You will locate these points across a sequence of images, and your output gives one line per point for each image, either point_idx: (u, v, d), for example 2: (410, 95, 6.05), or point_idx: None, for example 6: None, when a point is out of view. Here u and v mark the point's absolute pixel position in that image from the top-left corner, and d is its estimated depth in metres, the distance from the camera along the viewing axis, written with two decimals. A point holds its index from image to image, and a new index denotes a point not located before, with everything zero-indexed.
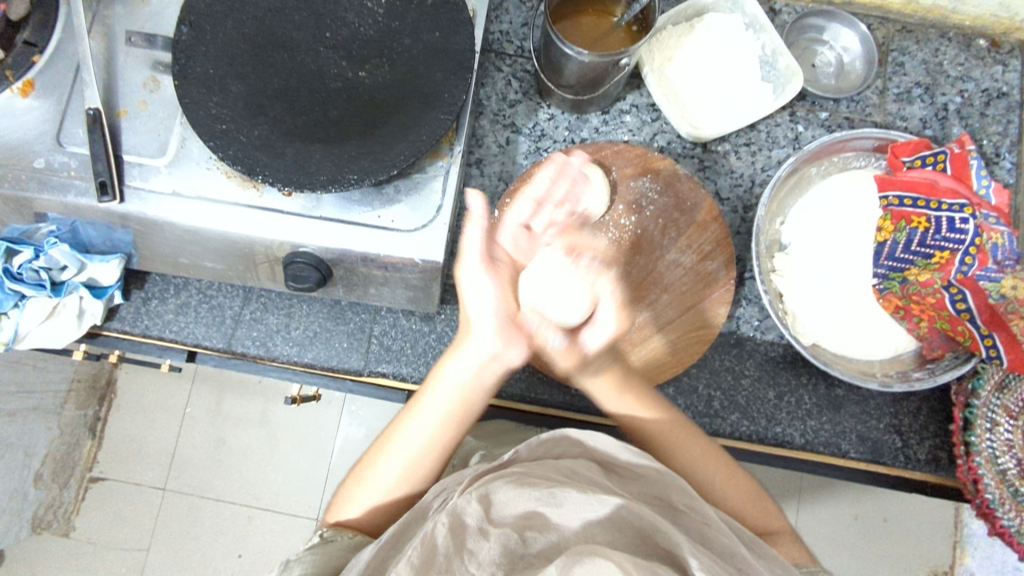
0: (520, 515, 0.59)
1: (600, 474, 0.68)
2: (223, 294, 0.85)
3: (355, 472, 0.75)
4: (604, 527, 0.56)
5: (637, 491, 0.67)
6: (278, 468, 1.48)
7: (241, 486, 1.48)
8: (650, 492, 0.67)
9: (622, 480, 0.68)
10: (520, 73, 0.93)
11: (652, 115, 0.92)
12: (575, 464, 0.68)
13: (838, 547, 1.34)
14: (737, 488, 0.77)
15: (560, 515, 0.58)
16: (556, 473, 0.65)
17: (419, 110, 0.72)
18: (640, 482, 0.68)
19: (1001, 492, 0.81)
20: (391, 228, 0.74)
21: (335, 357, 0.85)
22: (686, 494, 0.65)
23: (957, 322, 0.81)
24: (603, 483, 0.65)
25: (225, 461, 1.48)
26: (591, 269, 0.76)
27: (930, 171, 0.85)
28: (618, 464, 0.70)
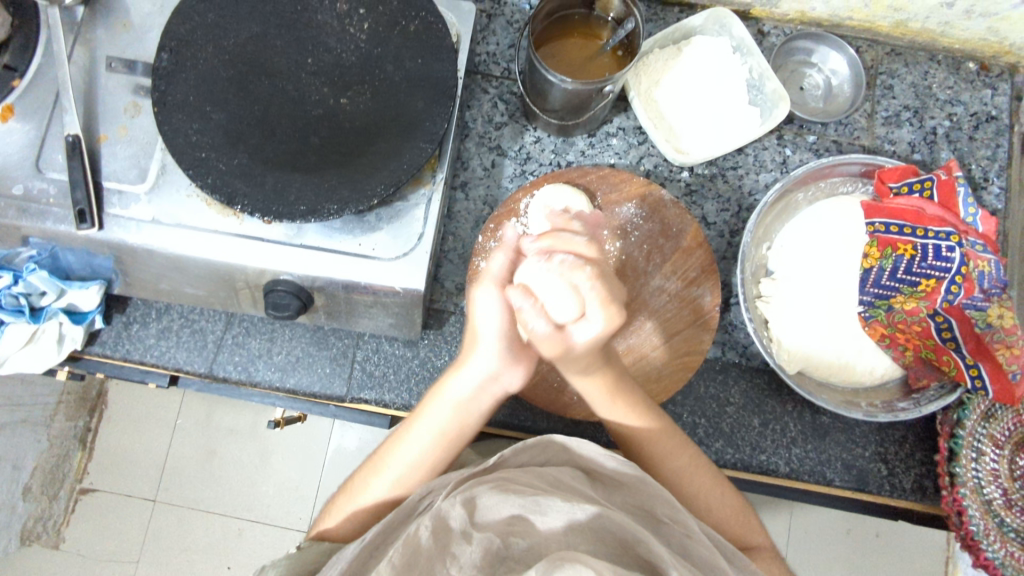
0: (507, 516, 0.59)
1: (586, 483, 0.68)
2: (204, 318, 0.85)
3: (347, 486, 0.75)
4: (587, 531, 0.57)
5: (621, 502, 0.67)
6: (269, 481, 1.48)
7: (232, 499, 1.47)
8: (634, 502, 0.67)
9: (609, 489, 0.69)
10: (506, 95, 0.92)
11: (639, 138, 0.92)
12: (560, 472, 0.68)
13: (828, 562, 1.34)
14: (714, 503, 0.76)
15: (545, 517, 0.58)
16: (542, 481, 0.65)
17: (400, 139, 0.72)
18: (622, 493, 0.68)
19: (986, 523, 0.81)
20: (371, 256, 0.73)
21: (318, 382, 0.84)
22: (670, 506, 0.65)
23: (942, 352, 0.80)
24: (588, 491, 0.65)
25: (216, 473, 1.47)
26: (567, 262, 0.61)
27: (917, 199, 0.84)
28: (604, 473, 0.70)
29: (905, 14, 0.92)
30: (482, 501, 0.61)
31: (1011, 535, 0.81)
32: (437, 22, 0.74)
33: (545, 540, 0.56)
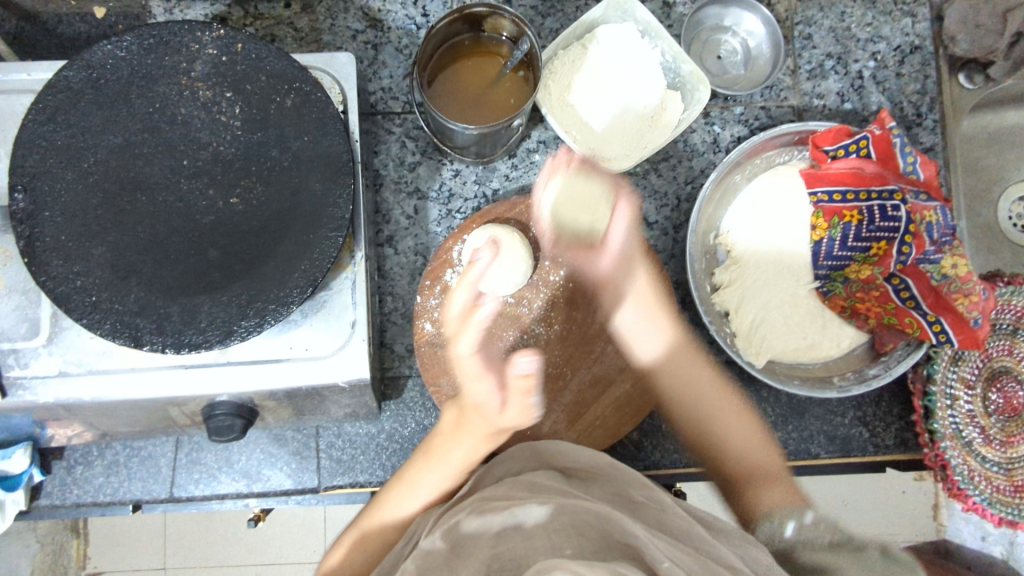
0: (493, 533, 0.51)
1: (562, 479, 0.62)
2: (151, 444, 0.80)
3: (346, 535, 0.70)
4: (573, 527, 0.50)
5: (598, 491, 0.60)
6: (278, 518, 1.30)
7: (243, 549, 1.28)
8: (610, 490, 0.61)
9: (587, 482, 0.63)
10: (413, 132, 0.86)
11: (562, 149, 0.87)
12: (535, 476, 0.62)
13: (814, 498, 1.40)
14: (747, 452, 0.71)
15: (531, 518, 0.51)
16: (517, 489, 0.59)
17: (307, 231, 0.66)
18: (600, 484, 0.62)
19: (970, 466, 0.82)
20: (306, 357, 0.68)
21: (287, 480, 0.81)
22: (646, 490, 0.61)
23: (904, 313, 0.79)
24: (566, 487, 0.59)
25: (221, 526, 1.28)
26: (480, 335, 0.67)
27: (855, 160, 0.81)
28: (578, 469, 0.66)
29: None
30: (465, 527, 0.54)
31: (995, 470, 0.82)
32: (315, 90, 0.68)
33: (529, 545, 0.48)
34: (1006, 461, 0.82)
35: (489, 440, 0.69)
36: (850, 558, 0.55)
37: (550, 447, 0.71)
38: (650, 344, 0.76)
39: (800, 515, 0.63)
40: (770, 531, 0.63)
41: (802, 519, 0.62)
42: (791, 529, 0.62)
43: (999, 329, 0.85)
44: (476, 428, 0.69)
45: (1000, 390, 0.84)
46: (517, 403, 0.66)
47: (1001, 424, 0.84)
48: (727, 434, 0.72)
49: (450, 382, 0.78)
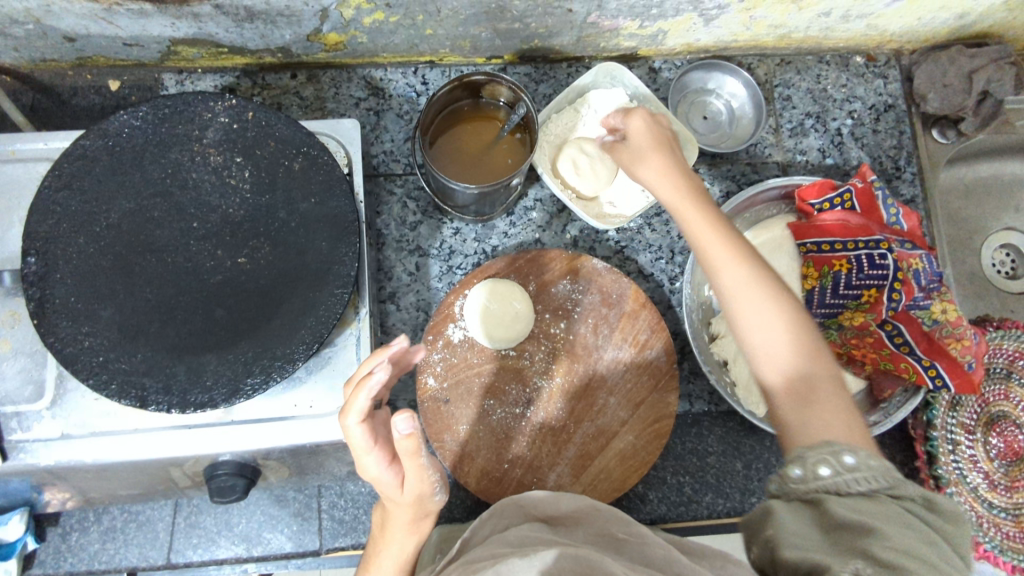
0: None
1: (547, 527, 0.61)
2: (149, 508, 0.79)
3: None
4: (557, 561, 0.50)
5: (583, 534, 0.60)
6: None
7: None
8: (594, 531, 0.61)
9: (569, 528, 0.62)
10: (414, 193, 0.89)
11: (558, 206, 0.90)
12: (522, 530, 0.59)
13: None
14: (818, 421, 0.54)
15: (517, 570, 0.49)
16: (504, 546, 0.55)
17: (313, 288, 0.67)
18: (584, 529, 0.61)
19: (976, 510, 0.82)
20: (310, 415, 0.69)
21: (288, 543, 0.79)
22: (623, 524, 0.61)
23: (898, 359, 0.80)
24: (547, 535, 0.58)
25: None
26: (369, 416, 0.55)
27: (841, 212, 0.84)
28: (559, 516, 0.65)
29: (786, 29, 0.91)
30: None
31: (1002, 516, 0.83)
32: (322, 154, 0.71)
33: None
34: (1012, 507, 0.83)
35: (418, 530, 0.66)
36: (875, 510, 0.47)
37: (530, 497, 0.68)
38: (763, 329, 0.59)
39: (838, 453, 0.50)
40: (801, 471, 0.50)
41: (837, 455, 0.50)
42: (826, 471, 0.50)
43: (993, 373, 0.87)
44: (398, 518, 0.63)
45: (1001, 434, 0.85)
46: (413, 474, 0.58)
47: (1005, 469, 0.85)
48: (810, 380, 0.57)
49: (454, 437, 0.77)
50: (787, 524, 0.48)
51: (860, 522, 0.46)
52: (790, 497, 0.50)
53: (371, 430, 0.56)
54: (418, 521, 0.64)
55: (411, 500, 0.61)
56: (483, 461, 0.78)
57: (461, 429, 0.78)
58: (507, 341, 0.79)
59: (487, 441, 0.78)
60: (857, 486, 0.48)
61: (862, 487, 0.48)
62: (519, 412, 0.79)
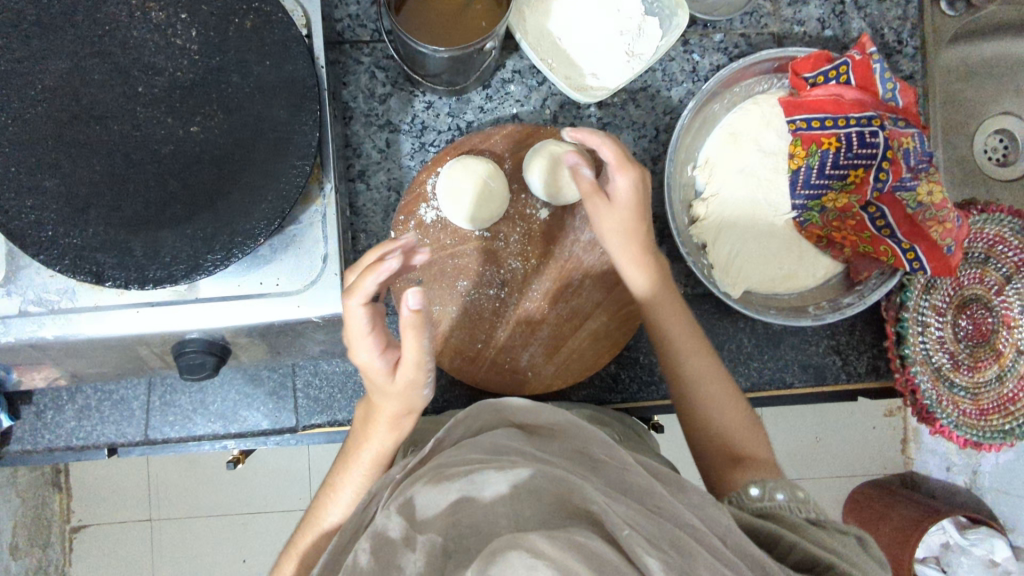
0: (446, 504, 0.48)
1: (521, 440, 0.56)
2: (123, 387, 0.79)
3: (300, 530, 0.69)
4: (532, 491, 0.46)
5: (558, 449, 0.55)
6: (263, 470, 1.46)
7: (232, 497, 1.46)
8: (571, 447, 0.55)
9: (545, 441, 0.57)
10: (382, 61, 0.82)
11: (537, 79, 0.84)
12: (493, 437, 0.56)
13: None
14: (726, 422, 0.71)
15: (490, 490, 0.47)
16: (475, 453, 0.53)
17: (271, 159, 0.63)
18: (562, 440, 0.57)
19: (937, 391, 0.85)
20: (277, 292, 0.67)
21: (265, 420, 0.80)
22: (604, 443, 0.53)
23: (879, 242, 0.79)
24: (520, 446, 0.54)
25: (219, 485, 1.45)
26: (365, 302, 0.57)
27: (834, 87, 0.80)
28: (536, 424, 0.59)
29: None
30: (416, 500, 0.49)
31: (961, 394, 0.85)
32: (276, 11, 0.64)
33: (488, 516, 0.45)
34: (972, 385, 0.86)
35: (401, 430, 0.66)
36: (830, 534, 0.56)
37: (508, 400, 0.62)
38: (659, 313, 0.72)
39: (793, 488, 0.62)
40: (760, 492, 0.62)
41: (792, 489, 0.61)
42: (781, 497, 0.61)
43: (970, 258, 0.88)
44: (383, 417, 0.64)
45: (970, 317, 0.87)
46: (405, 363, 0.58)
47: (969, 349, 0.87)
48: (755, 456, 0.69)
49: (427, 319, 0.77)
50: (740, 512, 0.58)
51: (807, 527, 0.56)
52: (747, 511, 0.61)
53: (370, 312, 0.57)
54: (403, 419, 0.65)
55: (403, 392, 0.61)
56: (456, 341, 0.78)
57: (435, 310, 0.77)
58: (483, 223, 0.76)
59: (461, 321, 0.77)
60: (800, 510, 0.59)
61: (808, 515, 0.59)
62: (494, 294, 0.78)
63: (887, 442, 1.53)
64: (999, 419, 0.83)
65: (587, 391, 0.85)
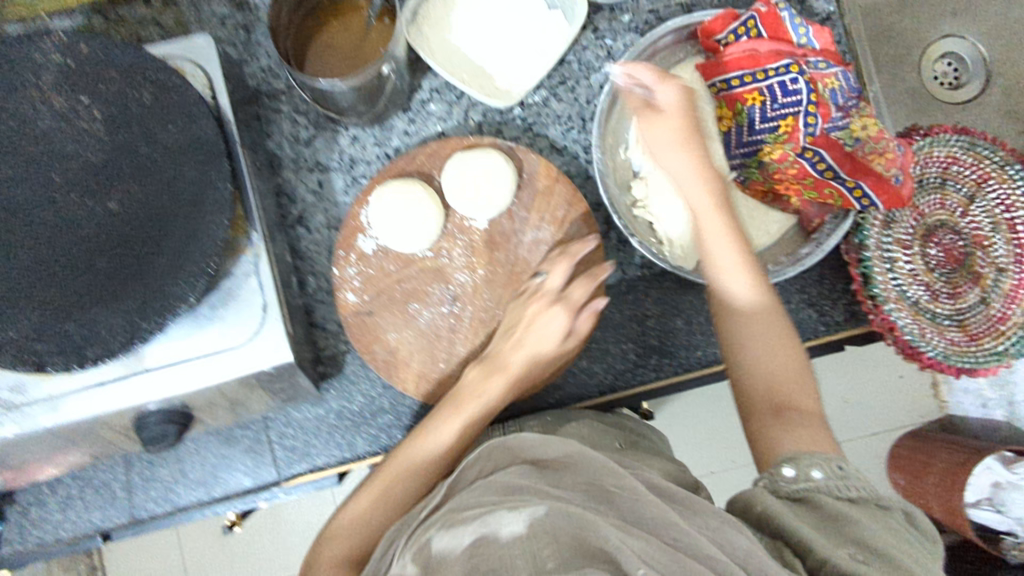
0: (465, 547, 0.44)
1: (533, 475, 0.50)
2: (101, 472, 0.79)
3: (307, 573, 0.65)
4: (550, 531, 0.43)
5: (570, 482, 0.49)
6: (293, 531, 1.45)
7: (267, 563, 1.44)
8: (584, 479, 0.50)
9: (557, 473, 0.51)
10: (301, 107, 0.84)
11: (456, 93, 0.84)
12: (506, 474, 0.50)
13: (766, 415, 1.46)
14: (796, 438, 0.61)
15: (508, 529, 0.43)
16: (488, 492, 0.49)
17: (190, 219, 0.64)
18: (574, 471, 0.51)
19: (919, 325, 0.82)
20: (222, 349, 0.67)
21: (246, 478, 0.80)
22: (616, 475, 0.49)
23: (823, 185, 0.77)
24: (534, 482, 0.49)
25: (251, 554, 1.44)
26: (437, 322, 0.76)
27: (747, 42, 0.78)
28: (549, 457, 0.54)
29: None
30: (434, 545, 0.45)
31: (946, 323, 0.83)
32: (171, 78, 0.66)
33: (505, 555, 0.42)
34: (955, 313, 0.84)
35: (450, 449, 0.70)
36: (863, 514, 0.53)
37: (521, 434, 0.56)
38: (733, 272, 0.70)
39: (829, 463, 0.57)
40: (793, 472, 0.58)
41: (827, 462, 0.57)
42: (818, 475, 0.57)
43: (927, 184, 0.86)
44: (460, 422, 0.71)
45: (939, 244, 0.85)
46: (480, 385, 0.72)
47: (945, 277, 0.84)
48: (799, 406, 0.64)
49: (384, 347, 0.76)
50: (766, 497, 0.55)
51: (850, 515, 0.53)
52: (782, 494, 0.57)
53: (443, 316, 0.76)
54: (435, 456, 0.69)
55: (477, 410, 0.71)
56: (418, 365, 0.77)
57: (391, 338, 0.76)
58: (426, 240, 0.76)
59: (419, 343, 0.77)
60: (842, 488, 0.55)
61: (849, 493, 0.55)
62: (446, 311, 0.77)
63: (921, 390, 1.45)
64: (990, 341, 0.82)
65: (564, 389, 0.84)
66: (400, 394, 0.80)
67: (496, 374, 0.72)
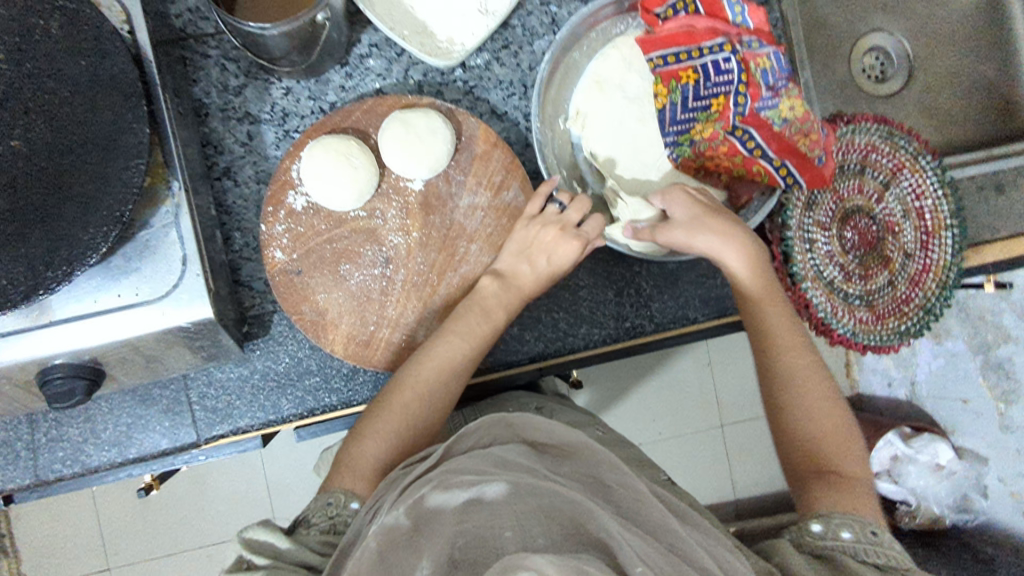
0: (455, 508, 0.48)
1: (531, 457, 0.51)
2: (3, 430, 0.75)
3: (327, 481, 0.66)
4: (541, 510, 0.47)
5: (568, 472, 0.51)
6: (218, 498, 1.41)
7: (190, 530, 1.41)
8: (580, 471, 0.52)
9: (554, 462, 0.52)
10: (231, 53, 0.79)
11: (396, 49, 0.82)
12: (504, 450, 0.51)
13: (692, 390, 1.51)
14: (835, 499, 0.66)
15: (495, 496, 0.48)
16: (484, 463, 0.50)
17: (100, 164, 0.60)
18: (569, 461, 0.53)
19: (832, 303, 0.87)
20: (138, 302, 0.64)
21: (164, 439, 0.78)
22: (616, 468, 0.51)
23: (752, 163, 0.80)
24: (533, 465, 0.50)
25: (174, 521, 1.40)
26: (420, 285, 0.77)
27: (684, 18, 0.80)
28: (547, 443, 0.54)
29: None
30: (428, 501, 0.48)
31: (856, 303, 0.88)
32: (82, 8, 0.61)
33: (491, 521, 0.47)
34: (866, 294, 0.89)
35: (447, 382, 0.71)
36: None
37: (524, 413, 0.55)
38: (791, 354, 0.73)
39: (858, 525, 0.63)
40: (822, 528, 0.64)
41: (861, 526, 0.63)
42: (847, 536, 0.62)
43: (847, 170, 0.89)
44: (446, 358, 0.72)
45: (854, 228, 0.90)
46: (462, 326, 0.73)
47: (858, 259, 0.90)
48: (841, 469, 0.68)
49: (313, 308, 0.75)
50: (791, 551, 0.62)
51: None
52: (805, 547, 0.63)
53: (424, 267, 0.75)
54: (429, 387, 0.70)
55: (457, 348, 0.72)
56: (349, 327, 0.76)
57: (320, 298, 0.75)
58: (354, 199, 0.73)
59: (349, 305, 0.76)
60: (869, 555, 0.61)
61: (874, 559, 0.61)
62: (379, 274, 0.76)
63: (836, 368, 1.54)
64: (894, 322, 0.88)
65: (495, 356, 0.85)
66: (328, 356, 0.79)
67: (475, 313, 0.74)
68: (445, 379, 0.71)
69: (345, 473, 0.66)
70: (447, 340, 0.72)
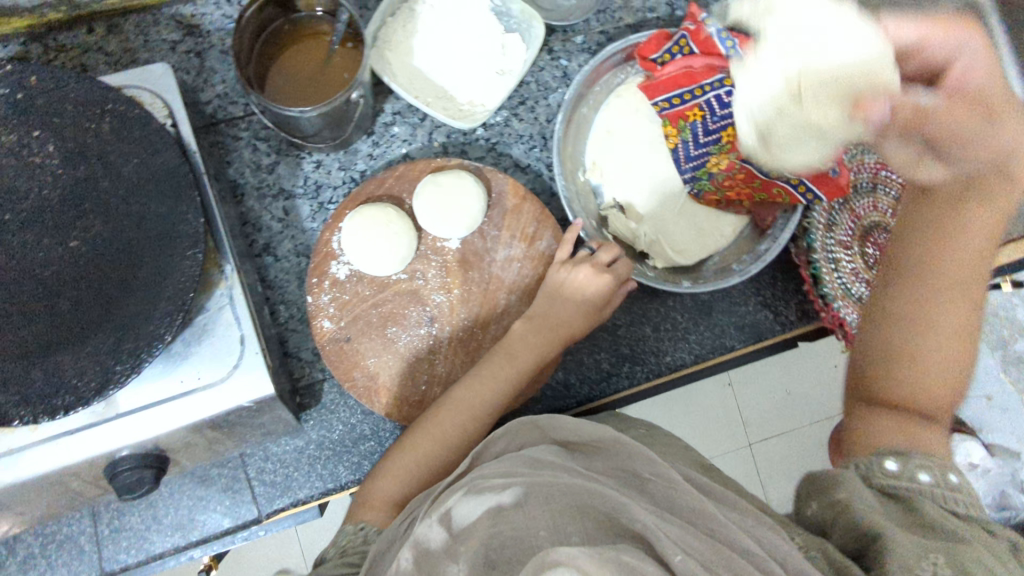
0: (486, 511, 0.45)
1: (563, 456, 0.53)
2: (67, 526, 0.75)
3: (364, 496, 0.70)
4: (575, 508, 0.45)
5: (603, 466, 0.53)
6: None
7: None
8: (614, 463, 0.53)
9: (586, 458, 0.54)
10: (261, 133, 0.82)
11: (419, 115, 0.85)
12: (535, 450, 0.53)
13: (721, 414, 1.52)
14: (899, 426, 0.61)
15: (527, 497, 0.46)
16: (517, 465, 0.50)
17: (160, 255, 0.61)
18: (602, 457, 0.55)
19: None
20: (200, 386, 0.65)
21: (226, 517, 0.78)
22: (651, 462, 0.52)
23: (770, 185, 0.80)
24: (569, 464, 0.51)
25: None
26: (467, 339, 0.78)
27: (682, 60, 0.81)
28: (580, 442, 0.58)
29: None
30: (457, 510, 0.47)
31: None
32: (130, 108, 0.64)
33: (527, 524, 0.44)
34: None
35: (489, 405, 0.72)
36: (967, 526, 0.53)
37: (551, 417, 0.60)
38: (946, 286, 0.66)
39: (943, 473, 0.57)
40: (898, 467, 0.58)
41: (943, 471, 0.57)
42: (926, 479, 0.57)
43: (861, 188, 0.93)
44: (491, 386, 0.73)
45: (875, 243, 0.92)
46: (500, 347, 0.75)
47: None
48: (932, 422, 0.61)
49: (363, 374, 0.76)
50: (861, 492, 0.56)
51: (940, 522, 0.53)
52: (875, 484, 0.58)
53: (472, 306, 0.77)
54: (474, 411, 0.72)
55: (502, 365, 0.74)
56: (400, 389, 0.77)
57: (370, 363, 0.76)
58: (397, 262, 0.76)
59: (399, 367, 0.77)
60: (942, 502, 0.55)
61: (955, 506, 0.55)
62: (424, 333, 0.78)
63: None
64: None
65: (543, 403, 0.86)
66: (381, 420, 0.80)
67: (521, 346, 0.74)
68: (489, 401, 0.72)
69: (387, 484, 0.70)
70: (489, 360, 0.74)
